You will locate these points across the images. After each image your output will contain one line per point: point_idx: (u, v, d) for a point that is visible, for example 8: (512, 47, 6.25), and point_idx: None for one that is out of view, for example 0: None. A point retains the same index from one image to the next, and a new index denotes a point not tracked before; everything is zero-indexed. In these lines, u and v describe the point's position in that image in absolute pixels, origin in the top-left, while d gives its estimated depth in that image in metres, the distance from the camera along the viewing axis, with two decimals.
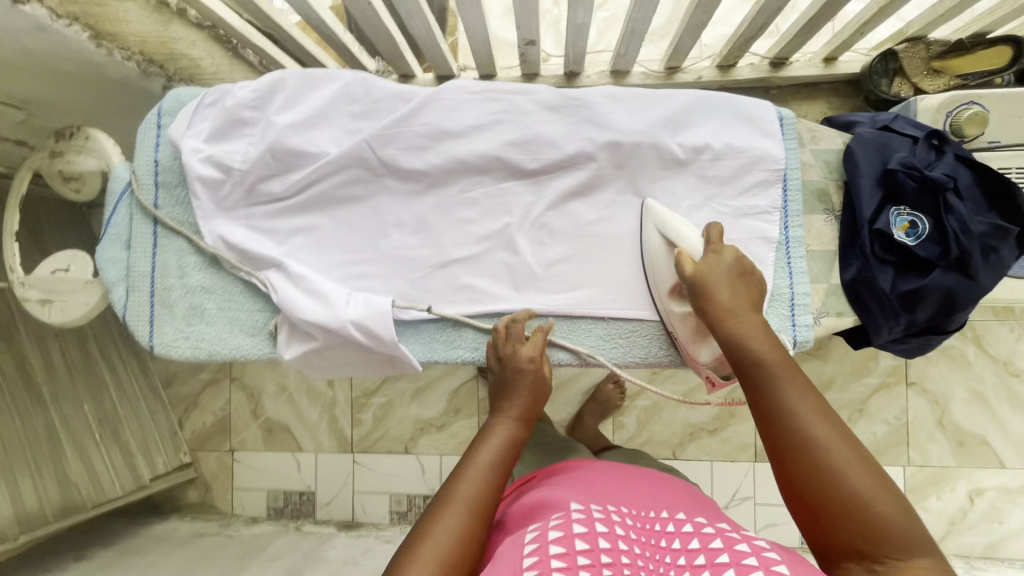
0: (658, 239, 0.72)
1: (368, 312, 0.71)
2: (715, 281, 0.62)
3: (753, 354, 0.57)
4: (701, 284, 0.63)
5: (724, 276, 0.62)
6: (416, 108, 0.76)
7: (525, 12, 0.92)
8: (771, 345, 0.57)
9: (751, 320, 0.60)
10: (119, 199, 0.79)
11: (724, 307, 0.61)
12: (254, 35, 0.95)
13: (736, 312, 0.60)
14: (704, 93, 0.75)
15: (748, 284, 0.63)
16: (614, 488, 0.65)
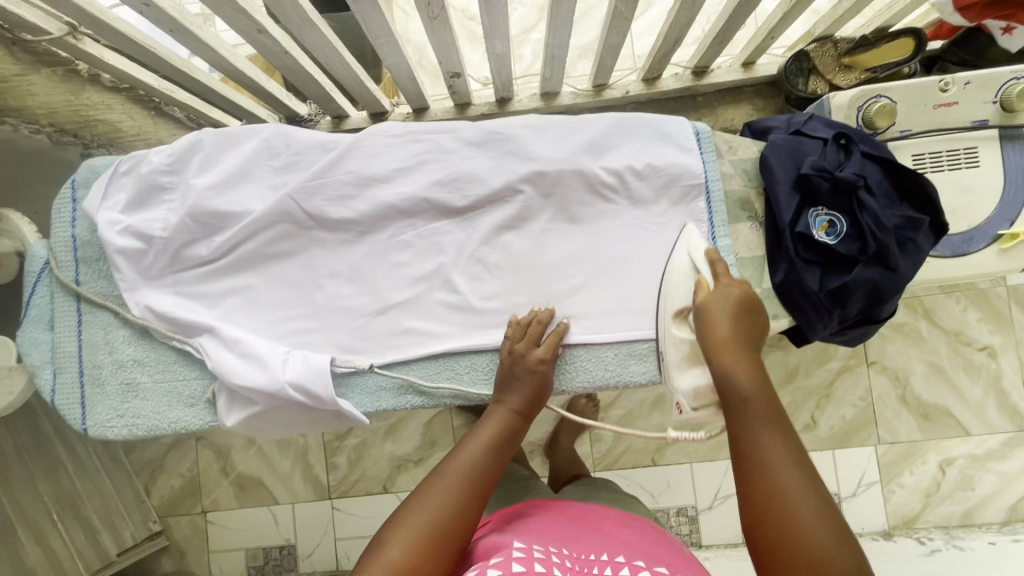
0: (682, 257, 0.72)
1: (307, 372, 0.70)
2: (717, 312, 0.62)
3: (739, 392, 0.57)
4: (705, 316, 0.63)
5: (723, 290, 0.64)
6: (338, 157, 0.75)
7: (444, 47, 0.92)
8: (758, 385, 0.57)
9: (745, 357, 0.59)
10: (37, 278, 0.76)
11: (720, 340, 0.60)
12: (175, 93, 0.93)
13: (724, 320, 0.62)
14: (620, 115, 0.77)
15: (751, 310, 0.63)
16: (564, 525, 0.71)
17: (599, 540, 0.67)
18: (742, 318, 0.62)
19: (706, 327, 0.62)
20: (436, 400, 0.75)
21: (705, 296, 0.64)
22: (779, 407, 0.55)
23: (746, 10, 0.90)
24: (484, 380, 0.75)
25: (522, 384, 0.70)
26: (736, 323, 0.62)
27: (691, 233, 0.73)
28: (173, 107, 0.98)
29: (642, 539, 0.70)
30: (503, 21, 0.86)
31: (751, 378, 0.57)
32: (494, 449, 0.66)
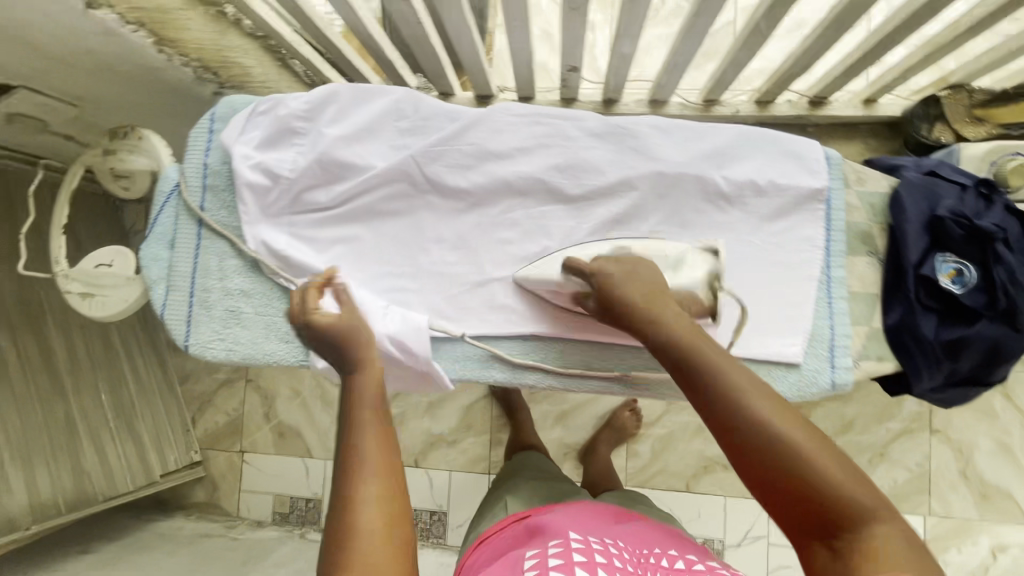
0: (554, 296, 0.75)
1: (405, 327, 0.72)
2: (625, 288, 0.64)
3: (675, 342, 0.57)
4: (620, 297, 0.64)
5: (624, 277, 0.64)
6: (464, 128, 0.77)
7: (572, 39, 0.93)
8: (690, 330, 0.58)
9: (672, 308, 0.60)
10: (166, 199, 0.81)
11: (642, 308, 0.62)
12: (303, 48, 0.97)
13: (666, 319, 0.60)
14: (747, 129, 0.76)
15: (661, 280, 0.65)
16: (598, 514, 0.77)
17: (637, 531, 0.74)
18: (668, 304, 0.62)
19: (651, 330, 0.60)
20: (519, 380, 0.75)
21: (620, 300, 0.64)
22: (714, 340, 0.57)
23: (888, 45, 0.88)
24: (568, 367, 0.75)
25: (355, 343, 0.61)
26: (687, 334, 0.58)
27: (524, 279, 0.75)
28: (296, 60, 1.01)
29: (668, 534, 0.77)
30: (640, 22, 0.85)
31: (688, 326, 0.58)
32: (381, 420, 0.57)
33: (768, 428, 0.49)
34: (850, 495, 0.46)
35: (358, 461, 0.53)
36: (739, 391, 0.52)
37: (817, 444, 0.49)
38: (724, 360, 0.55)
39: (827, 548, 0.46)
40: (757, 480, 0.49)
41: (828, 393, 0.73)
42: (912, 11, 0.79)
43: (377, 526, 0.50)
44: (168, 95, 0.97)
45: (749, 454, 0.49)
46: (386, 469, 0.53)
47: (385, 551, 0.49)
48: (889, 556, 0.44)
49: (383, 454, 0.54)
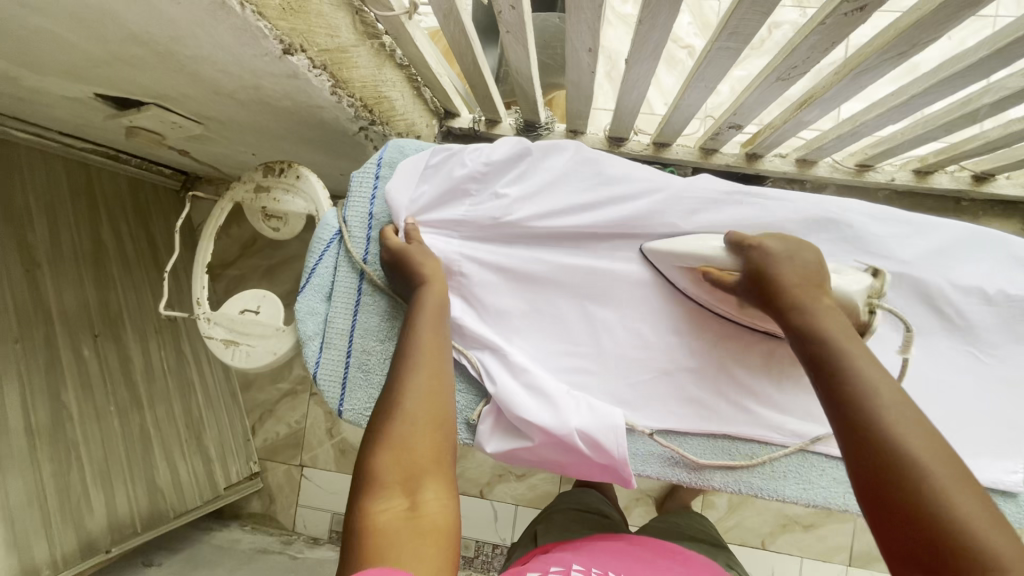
0: (681, 275, 0.70)
1: (597, 422, 0.67)
2: (774, 271, 0.60)
3: (820, 333, 0.53)
4: (770, 277, 0.60)
5: (785, 262, 0.60)
6: (660, 202, 0.71)
7: (756, 103, 0.85)
8: (838, 327, 0.53)
9: (825, 302, 0.56)
10: (326, 246, 0.75)
11: (791, 290, 0.58)
12: (441, 78, 0.95)
13: (826, 319, 0.54)
14: (973, 227, 0.69)
15: (822, 279, 0.59)
16: (621, 546, 0.74)
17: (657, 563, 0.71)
18: (826, 304, 0.56)
19: (800, 323, 0.55)
20: (703, 482, 0.69)
21: (775, 286, 0.59)
22: (864, 345, 0.52)
23: None
24: (760, 475, 0.68)
25: (418, 262, 0.68)
26: (843, 334, 0.53)
27: (660, 251, 0.70)
28: (427, 87, 1.00)
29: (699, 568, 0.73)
30: (845, 96, 0.78)
31: (837, 323, 0.54)
32: (438, 334, 0.64)
33: (898, 439, 0.44)
34: (967, 526, 0.39)
35: (407, 361, 0.61)
36: (884, 398, 0.46)
37: (947, 463, 0.42)
38: (874, 366, 0.49)
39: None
40: (870, 487, 0.44)
41: None
42: None
43: (416, 417, 0.57)
44: (307, 128, 0.88)
45: (868, 454, 0.44)
46: (423, 376, 0.60)
47: (421, 437, 0.56)
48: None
49: (426, 361, 0.61)
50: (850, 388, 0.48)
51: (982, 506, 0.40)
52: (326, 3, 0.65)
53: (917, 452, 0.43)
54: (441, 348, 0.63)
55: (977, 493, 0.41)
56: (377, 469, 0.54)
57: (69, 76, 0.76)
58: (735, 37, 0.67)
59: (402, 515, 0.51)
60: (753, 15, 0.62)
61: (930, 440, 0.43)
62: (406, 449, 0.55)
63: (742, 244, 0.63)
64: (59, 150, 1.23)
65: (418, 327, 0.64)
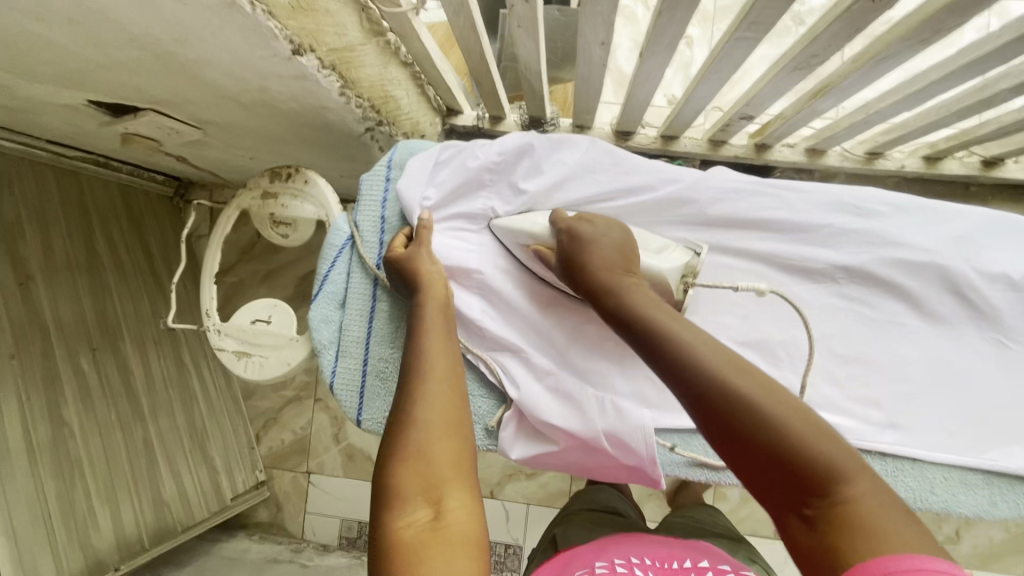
0: (523, 251, 0.69)
1: (626, 427, 0.65)
2: (587, 248, 0.61)
3: (632, 307, 0.54)
4: (581, 255, 0.61)
5: (600, 240, 0.61)
6: (679, 197, 0.70)
7: (770, 94, 0.84)
8: (643, 299, 0.55)
9: (631, 278, 0.58)
10: (338, 252, 0.73)
11: (599, 272, 0.59)
12: (446, 75, 0.93)
13: (632, 290, 0.56)
14: (996, 213, 0.69)
15: (629, 255, 0.61)
16: (632, 539, 0.74)
17: (675, 547, 0.72)
18: (632, 278, 0.58)
19: (614, 298, 0.56)
20: (732, 481, 0.67)
21: (592, 263, 0.59)
22: (673, 309, 0.53)
23: None
24: None
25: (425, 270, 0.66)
26: (648, 303, 0.54)
27: (503, 226, 0.70)
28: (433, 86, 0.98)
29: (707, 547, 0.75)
30: (863, 84, 0.77)
31: (644, 295, 0.55)
32: (447, 339, 0.62)
33: (743, 392, 0.44)
34: (822, 456, 0.40)
35: (419, 368, 0.59)
36: (700, 354, 0.47)
37: (782, 397, 0.43)
38: (685, 324, 0.50)
39: (801, 518, 0.40)
40: (723, 440, 0.44)
41: None
42: None
43: (431, 425, 0.55)
44: (312, 131, 0.86)
45: (724, 417, 0.43)
46: (435, 382, 0.58)
47: (439, 445, 0.54)
48: (867, 521, 0.38)
49: (437, 367, 0.59)
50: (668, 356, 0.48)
51: (821, 428, 0.42)
52: (333, 2, 0.62)
53: (751, 393, 0.43)
54: (451, 352, 0.61)
55: (802, 409, 0.43)
56: (395, 481, 0.51)
57: (62, 82, 0.72)
58: (756, 26, 0.66)
59: (429, 526, 0.48)
60: (776, 5, 0.61)
61: (751, 380, 0.44)
62: (423, 459, 0.52)
63: (562, 221, 0.64)
64: (47, 159, 1.19)
65: (424, 334, 0.62)
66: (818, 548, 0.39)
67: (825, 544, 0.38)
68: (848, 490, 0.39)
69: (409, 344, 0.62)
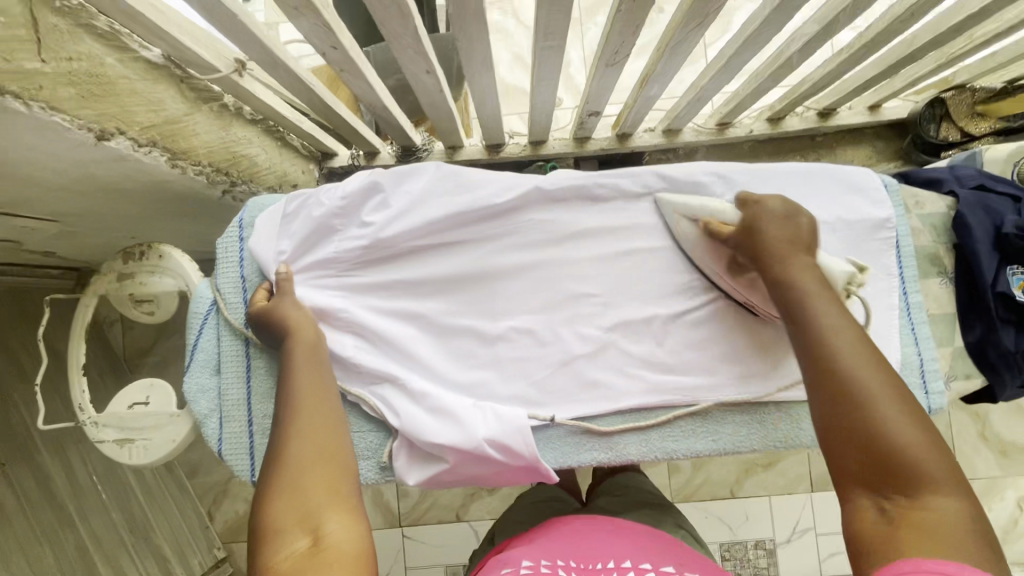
0: (688, 224, 0.72)
1: (504, 428, 0.68)
2: (763, 227, 0.64)
3: (797, 291, 0.58)
4: (754, 230, 0.64)
5: (775, 223, 0.64)
6: (521, 204, 0.74)
7: (601, 89, 0.89)
8: (814, 284, 0.58)
9: (803, 260, 0.60)
10: (204, 320, 0.73)
11: (775, 245, 0.62)
12: (301, 121, 0.96)
13: (803, 275, 0.59)
14: (803, 165, 0.76)
15: (810, 240, 0.63)
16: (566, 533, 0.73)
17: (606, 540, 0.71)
18: (808, 261, 0.61)
19: (775, 279, 0.60)
20: (622, 457, 0.71)
21: (759, 241, 0.63)
22: (841, 305, 0.56)
23: (907, 61, 0.90)
24: (674, 438, 0.71)
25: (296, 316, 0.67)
26: (816, 290, 0.58)
27: (671, 202, 0.73)
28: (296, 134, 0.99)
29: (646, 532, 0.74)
30: (674, 68, 0.83)
31: (814, 280, 0.58)
32: (319, 377, 0.63)
33: (874, 397, 0.49)
34: (921, 469, 0.45)
35: (287, 406, 0.60)
36: (842, 347, 0.52)
37: (904, 408, 0.48)
38: (845, 324, 0.54)
39: (877, 509, 0.46)
40: (835, 428, 0.50)
41: (926, 418, 0.73)
42: (940, 29, 0.81)
43: (303, 459, 0.55)
44: (170, 203, 0.85)
45: (844, 408, 0.49)
46: (309, 419, 0.59)
47: (313, 475, 0.54)
48: (930, 524, 0.43)
49: (308, 405, 0.60)
50: (817, 340, 0.54)
51: (932, 448, 0.46)
52: (139, 81, 0.63)
53: (875, 399, 0.48)
54: (320, 387, 0.62)
55: (922, 427, 0.47)
56: (272, 519, 0.51)
57: None
58: (552, 35, 0.70)
59: (305, 554, 0.48)
60: (557, 15, 0.65)
61: (889, 381, 0.50)
62: (303, 490, 0.53)
63: (749, 201, 0.67)
64: None
65: (295, 370, 0.63)
66: (875, 533, 0.45)
67: (887, 532, 0.44)
68: (926, 497, 0.44)
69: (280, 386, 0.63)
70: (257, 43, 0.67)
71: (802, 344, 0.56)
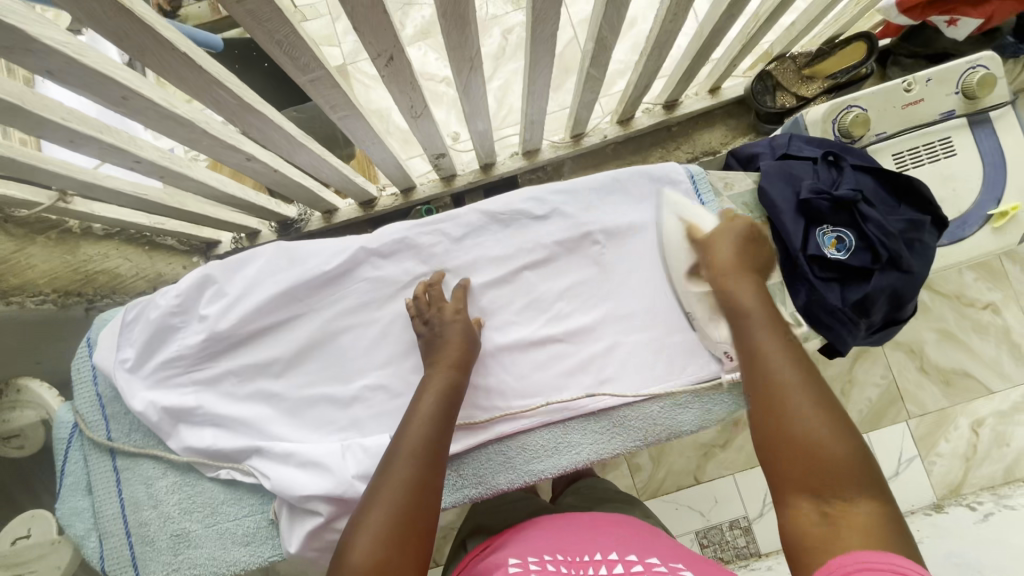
0: (677, 223, 0.77)
1: (370, 460, 0.70)
2: (717, 244, 0.72)
3: (749, 308, 0.65)
4: (711, 245, 0.73)
5: (735, 244, 0.72)
6: (351, 265, 0.77)
7: (429, 137, 0.93)
8: (764, 305, 0.65)
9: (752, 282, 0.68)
10: (68, 443, 0.75)
11: (728, 266, 0.70)
12: (166, 224, 0.96)
13: (749, 295, 0.66)
14: (612, 172, 0.80)
15: (756, 266, 0.71)
16: (547, 533, 0.66)
17: (601, 537, 0.64)
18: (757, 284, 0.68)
19: (733, 296, 0.67)
20: (493, 487, 0.74)
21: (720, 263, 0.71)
22: (783, 330, 0.62)
23: (708, 50, 0.96)
24: (537, 460, 0.74)
25: (447, 345, 0.71)
26: (767, 310, 0.65)
27: (673, 199, 0.78)
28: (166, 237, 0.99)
29: (631, 526, 0.69)
30: (483, 103, 0.86)
31: (762, 304, 0.65)
32: (444, 415, 0.65)
33: (811, 415, 0.53)
34: (853, 477, 0.50)
35: (398, 446, 0.61)
36: (785, 369, 0.58)
37: (835, 425, 0.53)
38: (786, 346, 0.61)
39: (817, 511, 0.49)
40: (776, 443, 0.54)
41: None
42: (717, 20, 0.87)
43: (404, 497, 0.57)
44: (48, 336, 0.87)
45: (787, 425, 0.54)
46: (417, 456, 0.60)
47: (400, 524, 0.55)
48: (859, 523, 0.47)
49: (430, 444, 0.61)
50: (763, 365, 0.59)
51: (863, 461, 0.51)
52: None
53: (809, 416, 0.53)
54: (443, 424, 0.64)
55: (852, 441, 0.52)
56: (361, 559, 0.52)
57: None
58: (340, 106, 0.74)
59: None
60: (328, 91, 0.69)
61: (824, 396, 0.55)
62: (400, 532, 0.54)
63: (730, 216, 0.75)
64: None
65: (419, 411, 0.64)
66: (818, 532, 0.48)
67: (828, 528, 0.48)
68: (857, 501, 0.49)
69: (402, 422, 0.64)
70: (57, 176, 0.70)
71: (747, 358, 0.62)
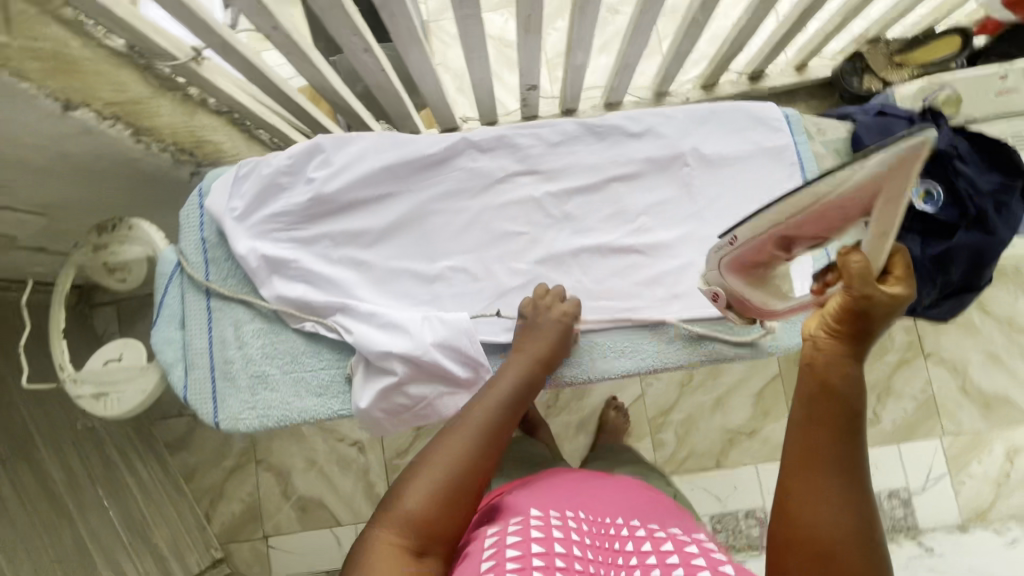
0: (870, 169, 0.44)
1: (449, 331, 0.74)
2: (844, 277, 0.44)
3: (823, 366, 0.44)
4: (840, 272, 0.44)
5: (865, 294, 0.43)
6: (452, 154, 0.81)
7: (529, 60, 0.97)
8: (848, 368, 0.44)
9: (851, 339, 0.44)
10: (168, 279, 0.80)
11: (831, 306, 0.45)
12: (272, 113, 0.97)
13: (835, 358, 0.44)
14: (711, 104, 0.83)
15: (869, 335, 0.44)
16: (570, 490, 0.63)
17: (620, 501, 0.61)
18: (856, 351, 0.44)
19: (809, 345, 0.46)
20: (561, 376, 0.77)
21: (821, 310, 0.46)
22: (852, 403, 0.44)
23: None
24: (608, 355, 0.77)
25: (541, 338, 0.71)
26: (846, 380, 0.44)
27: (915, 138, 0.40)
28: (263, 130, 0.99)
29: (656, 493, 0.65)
30: (590, 30, 0.90)
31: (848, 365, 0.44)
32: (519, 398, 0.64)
33: (835, 520, 0.42)
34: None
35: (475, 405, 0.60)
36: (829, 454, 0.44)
37: (853, 534, 0.42)
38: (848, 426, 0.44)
39: None
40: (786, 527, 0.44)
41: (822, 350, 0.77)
42: None
43: (476, 452, 0.55)
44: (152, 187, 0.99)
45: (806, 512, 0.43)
46: (488, 430, 0.57)
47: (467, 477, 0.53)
48: None
49: (506, 414, 0.61)
50: (809, 440, 0.44)
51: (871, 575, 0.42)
52: (105, 67, 0.71)
53: (831, 518, 0.42)
54: (514, 412, 0.62)
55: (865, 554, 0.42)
56: (412, 510, 0.49)
57: None
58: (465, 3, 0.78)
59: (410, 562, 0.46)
60: None
61: (858, 493, 0.43)
62: (464, 483, 0.52)
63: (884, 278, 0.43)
64: None
65: (501, 386, 0.64)
66: None
67: None
68: None
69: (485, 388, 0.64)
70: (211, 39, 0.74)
71: (794, 432, 0.45)
